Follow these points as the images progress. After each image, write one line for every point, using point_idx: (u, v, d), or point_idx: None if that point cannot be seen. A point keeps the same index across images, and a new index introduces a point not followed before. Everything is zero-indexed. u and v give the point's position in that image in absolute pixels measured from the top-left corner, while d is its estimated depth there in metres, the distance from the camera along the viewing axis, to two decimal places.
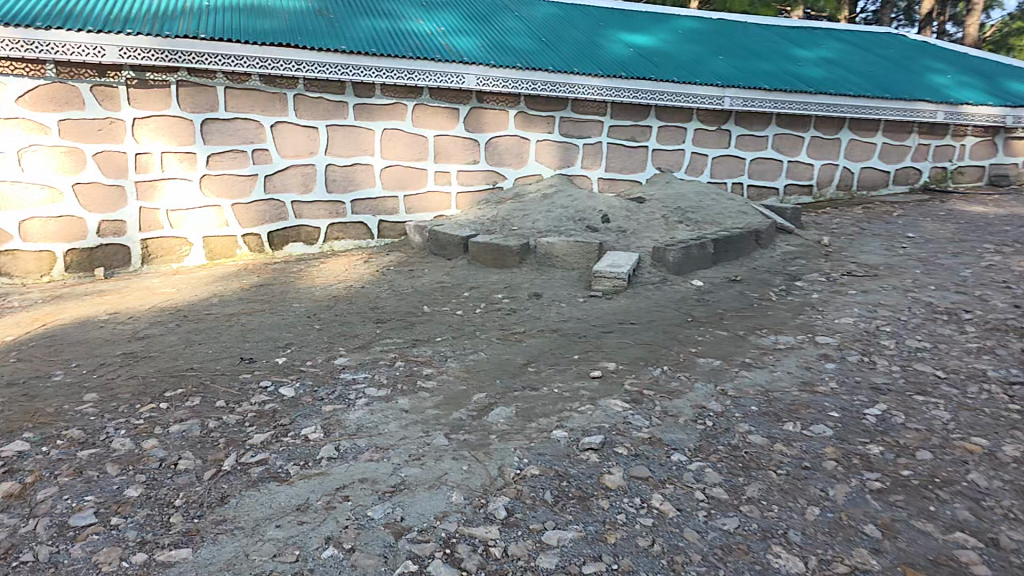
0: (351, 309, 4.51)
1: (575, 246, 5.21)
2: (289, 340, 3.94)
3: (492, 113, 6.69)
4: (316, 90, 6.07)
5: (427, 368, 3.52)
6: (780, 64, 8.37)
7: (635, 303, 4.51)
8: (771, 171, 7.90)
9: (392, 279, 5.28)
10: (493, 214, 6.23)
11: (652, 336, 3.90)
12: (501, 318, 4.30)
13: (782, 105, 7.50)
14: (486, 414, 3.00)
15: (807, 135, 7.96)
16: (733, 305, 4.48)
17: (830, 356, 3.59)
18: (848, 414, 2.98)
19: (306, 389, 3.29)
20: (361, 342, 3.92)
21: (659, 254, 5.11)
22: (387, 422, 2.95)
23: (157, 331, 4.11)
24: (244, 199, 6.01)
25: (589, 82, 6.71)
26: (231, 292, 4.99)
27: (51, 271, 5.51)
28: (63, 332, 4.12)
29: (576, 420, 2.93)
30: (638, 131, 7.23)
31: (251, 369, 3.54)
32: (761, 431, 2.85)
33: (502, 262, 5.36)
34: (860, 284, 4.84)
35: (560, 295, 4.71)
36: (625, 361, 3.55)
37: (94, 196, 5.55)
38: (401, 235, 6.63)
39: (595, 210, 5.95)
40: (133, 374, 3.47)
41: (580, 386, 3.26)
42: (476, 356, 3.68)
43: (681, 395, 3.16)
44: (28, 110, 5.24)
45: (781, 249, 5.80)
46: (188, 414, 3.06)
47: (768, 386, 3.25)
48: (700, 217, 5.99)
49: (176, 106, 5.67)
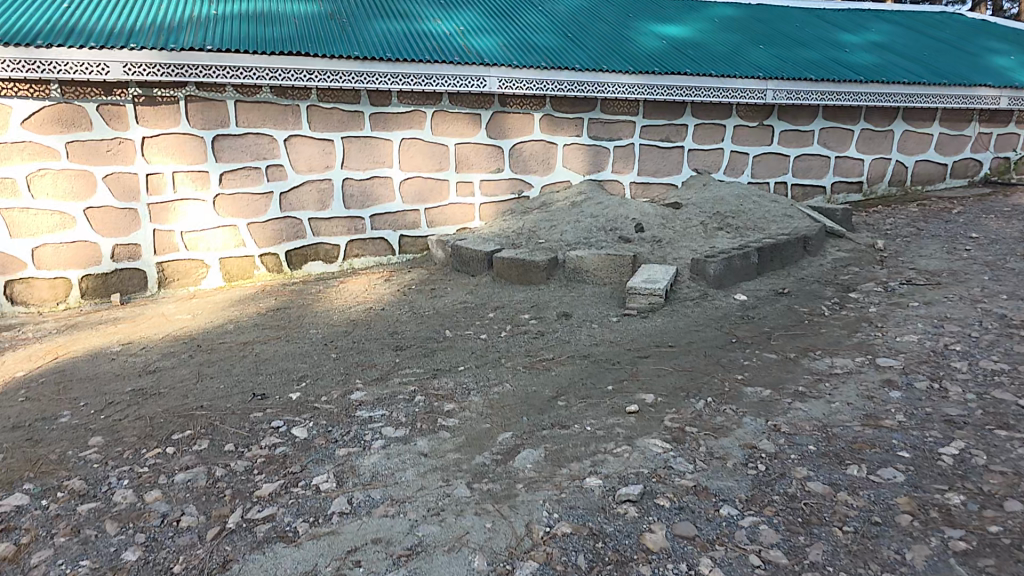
0: (370, 336, 4.31)
1: (606, 259, 4.94)
2: (304, 372, 3.76)
3: (516, 117, 6.43)
4: (330, 100, 5.89)
5: (448, 403, 3.27)
6: (824, 52, 7.91)
7: (673, 322, 4.20)
8: (816, 169, 7.48)
9: (414, 299, 5.06)
10: (518, 226, 5.98)
11: (693, 362, 3.59)
12: (528, 343, 4.03)
13: (825, 97, 7.06)
14: (513, 457, 2.74)
15: (855, 128, 7.52)
16: (780, 322, 4.14)
17: (895, 383, 3.23)
18: (920, 454, 2.63)
19: (319, 430, 3.08)
20: (379, 373, 3.70)
21: (699, 267, 4.79)
22: (404, 468, 2.71)
23: (169, 364, 4.03)
24: (260, 218, 5.87)
25: (619, 80, 6.38)
26: (247, 317, 4.87)
27: (67, 298, 5.45)
28: (74, 366, 4.04)
29: (611, 464, 2.65)
30: (672, 130, 6.89)
31: (263, 407, 3.35)
32: (821, 476, 2.52)
33: (528, 278, 5.10)
34: (922, 294, 4.44)
35: (591, 315, 4.44)
36: (664, 392, 3.25)
37: (107, 220, 5.46)
38: (423, 250, 6.43)
39: (628, 218, 5.65)
40: (140, 415, 3.33)
41: (615, 423, 2.97)
42: (500, 388, 3.41)
43: (727, 432, 2.85)
44: (35, 133, 5.16)
45: (831, 256, 5.42)
46: (193, 460, 2.87)
47: (827, 420, 2.92)
48: (741, 222, 5.65)
49: (186, 123, 5.54)
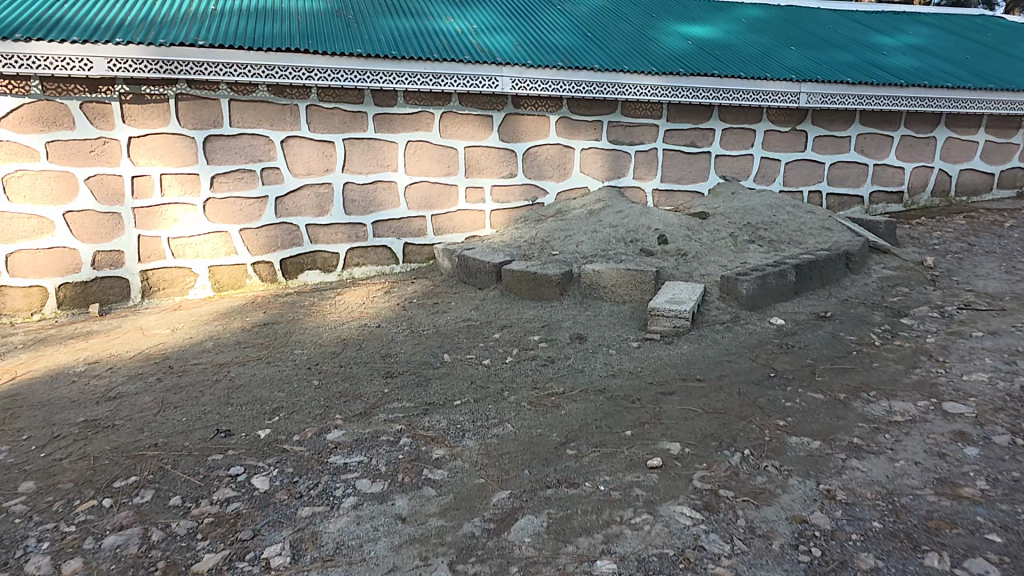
0: (360, 359, 3.85)
1: (625, 275, 4.45)
2: (280, 404, 3.30)
3: (530, 119, 5.94)
4: (330, 100, 5.44)
5: (437, 449, 2.78)
6: (862, 54, 7.33)
7: (701, 351, 3.68)
8: (855, 176, 6.90)
9: (413, 314, 4.59)
10: (530, 235, 5.47)
11: (726, 402, 3.06)
12: (536, 372, 3.53)
13: (866, 101, 6.49)
14: (507, 528, 2.24)
15: (896, 134, 6.94)
16: (824, 352, 3.61)
17: (969, 437, 2.67)
18: (1016, 538, 2.07)
19: (283, 481, 2.61)
20: (363, 407, 3.23)
21: (729, 286, 4.27)
22: (374, 539, 2.23)
23: (133, 389, 3.59)
24: (252, 224, 5.44)
25: (643, 80, 5.86)
26: (230, 333, 4.43)
27: (42, 308, 5.05)
28: (29, 390, 3.64)
29: (627, 541, 2.14)
30: (698, 134, 6.36)
31: (224, 448, 2.90)
32: (893, 568, 1.98)
33: (540, 293, 4.62)
34: (987, 322, 3.88)
35: (608, 339, 3.93)
36: (693, 442, 2.73)
37: (88, 225, 5.06)
38: (429, 259, 5.97)
39: (651, 229, 5.14)
40: (84, 455, 2.89)
41: (634, 483, 2.45)
42: (500, 431, 2.91)
43: (772, 500, 2.32)
44: (13, 131, 4.77)
45: (876, 274, 4.86)
46: (130, 519, 2.43)
47: (892, 486, 2.37)
48: (775, 234, 5.11)
49: (176, 122, 5.12)
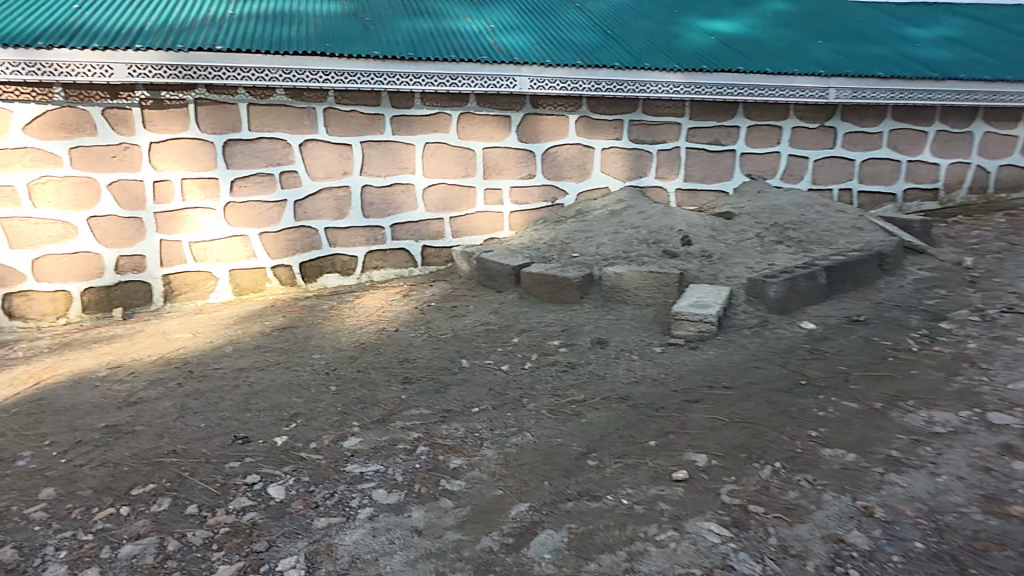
0: (378, 364, 3.81)
1: (648, 277, 4.35)
2: (297, 410, 3.26)
3: (549, 119, 5.86)
4: (348, 103, 5.42)
5: (455, 458, 2.72)
6: (894, 48, 7.11)
7: (728, 356, 3.56)
8: (887, 173, 6.68)
9: (432, 318, 4.54)
10: (550, 236, 5.39)
11: (755, 411, 2.95)
12: (556, 378, 3.45)
13: (897, 96, 6.29)
14: (527, 543, 2.17)
15: (930, 129, 6.70)
16: (858, 358, 3.48)
17: (1017, 450, 2.53)
18: None
19: (299, 490, 2.57)
20: (381, 413, 3.18)
21: (757, 289, 4.14)
22: (391, 553, 2.17)
23: (154, 394, 3.58)
24: (272, 227, 5.44)
25: (665, 78, 5.75)
26: (250, 337, 4.42)
27: (67, 312, 5.11)
28: (52, 395, 3.65)
29: (652, 559, 2.06)
30: (723, 132, 6.22)
31: (241, 455, 2.87)
32: None
33: (561, 297, 4.54)
34: None
35: (631, 344, 3.84)
36: (720, 453, 2.63)
37: (111, 230, 5.10)
38: (448, 261, 5.91)
39: (674, 230, 5.02)
40: (104, 461, 2.88)
41: (659, 496, 2.37)
42: (519, 440, 2.83)
43: (805, 517, 2.22)
44: (37, 138, 4.82)
45: (911, 275, 4.69)
46: (147, 527, 2.39)
47: (934, 503, 2.25)
48: (804, 235, 4.96)
49: (195, 127, 5.13)
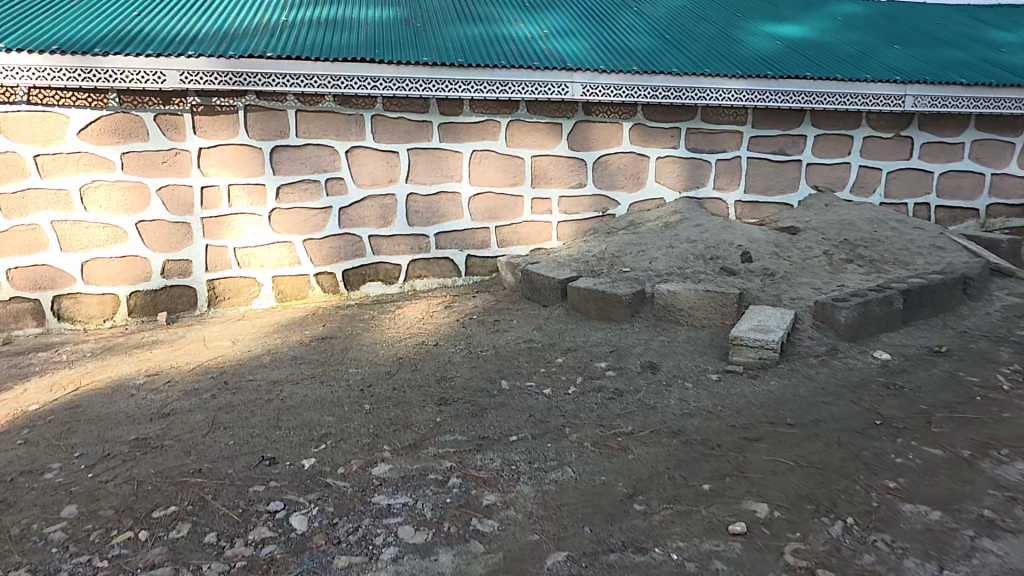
0: (414, 381, 3.64)
1: (704, 296, 4.07)
2: (328, 430, 3.12)
3: (603, 127, 5.62)
4: (396, 109, 5.31)
5: (489, 493, 2.52)
6: (978, 53, 6.59)
7: (791, 388, 3.26)
8: (970, 187, 6.17)
9: (472, 333, 4.35)
10: (599, 248, 5.14)
11: (823, 455, 2.65)
12: (602, 406, 3.22)
13: (982, 104, 5.78)
14: None
15: (1019, 141, 6.13)
16: (940, 396, 3.12)
17: None
18: None
19: (322, 522, 2.41)
20: (414, 438, 3.00)
21: (824, 312, 3.81)
22: None
23: (186, 406, 3.50)
24: (317, 234, 5.37)
25: (726, 85, 5.43)
26: (288, 347, 4.32)
27: (114, 315, 5.15)
28: (89, 402, 3.61)
29: None
30: (788, 141, 5.87)
31: (266, 478, 2.73)
32: None
33: (609, 315, 4.30)
34: None
35: (683, 369, 3.57)
36: (783, 503, 2.35)
37: (159, 234, 5.11)
38: (493, 271, 5.74)
39: (733, 246, 4.72)
40: (129, 478, 2.79)
41: (714, 553, 2.11)
42: (559, 476, 2.61)
43: None
44: (91, 143, 4.86)
45: (999, 301, 4.25)
46: (162, 556, 2.26)
47: None
48: (876, 253, 4.59)
49: (245, 133, 5.11)
